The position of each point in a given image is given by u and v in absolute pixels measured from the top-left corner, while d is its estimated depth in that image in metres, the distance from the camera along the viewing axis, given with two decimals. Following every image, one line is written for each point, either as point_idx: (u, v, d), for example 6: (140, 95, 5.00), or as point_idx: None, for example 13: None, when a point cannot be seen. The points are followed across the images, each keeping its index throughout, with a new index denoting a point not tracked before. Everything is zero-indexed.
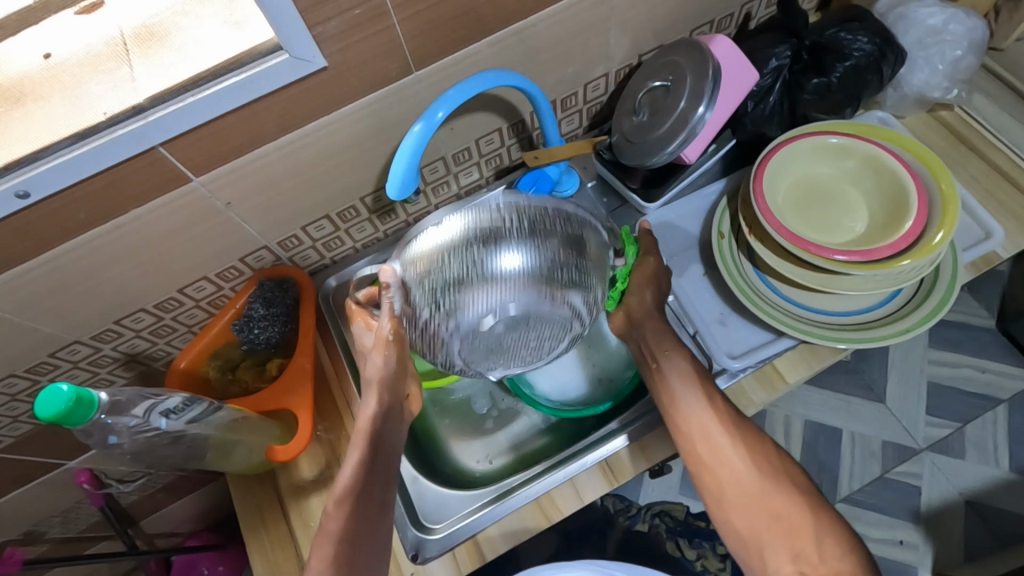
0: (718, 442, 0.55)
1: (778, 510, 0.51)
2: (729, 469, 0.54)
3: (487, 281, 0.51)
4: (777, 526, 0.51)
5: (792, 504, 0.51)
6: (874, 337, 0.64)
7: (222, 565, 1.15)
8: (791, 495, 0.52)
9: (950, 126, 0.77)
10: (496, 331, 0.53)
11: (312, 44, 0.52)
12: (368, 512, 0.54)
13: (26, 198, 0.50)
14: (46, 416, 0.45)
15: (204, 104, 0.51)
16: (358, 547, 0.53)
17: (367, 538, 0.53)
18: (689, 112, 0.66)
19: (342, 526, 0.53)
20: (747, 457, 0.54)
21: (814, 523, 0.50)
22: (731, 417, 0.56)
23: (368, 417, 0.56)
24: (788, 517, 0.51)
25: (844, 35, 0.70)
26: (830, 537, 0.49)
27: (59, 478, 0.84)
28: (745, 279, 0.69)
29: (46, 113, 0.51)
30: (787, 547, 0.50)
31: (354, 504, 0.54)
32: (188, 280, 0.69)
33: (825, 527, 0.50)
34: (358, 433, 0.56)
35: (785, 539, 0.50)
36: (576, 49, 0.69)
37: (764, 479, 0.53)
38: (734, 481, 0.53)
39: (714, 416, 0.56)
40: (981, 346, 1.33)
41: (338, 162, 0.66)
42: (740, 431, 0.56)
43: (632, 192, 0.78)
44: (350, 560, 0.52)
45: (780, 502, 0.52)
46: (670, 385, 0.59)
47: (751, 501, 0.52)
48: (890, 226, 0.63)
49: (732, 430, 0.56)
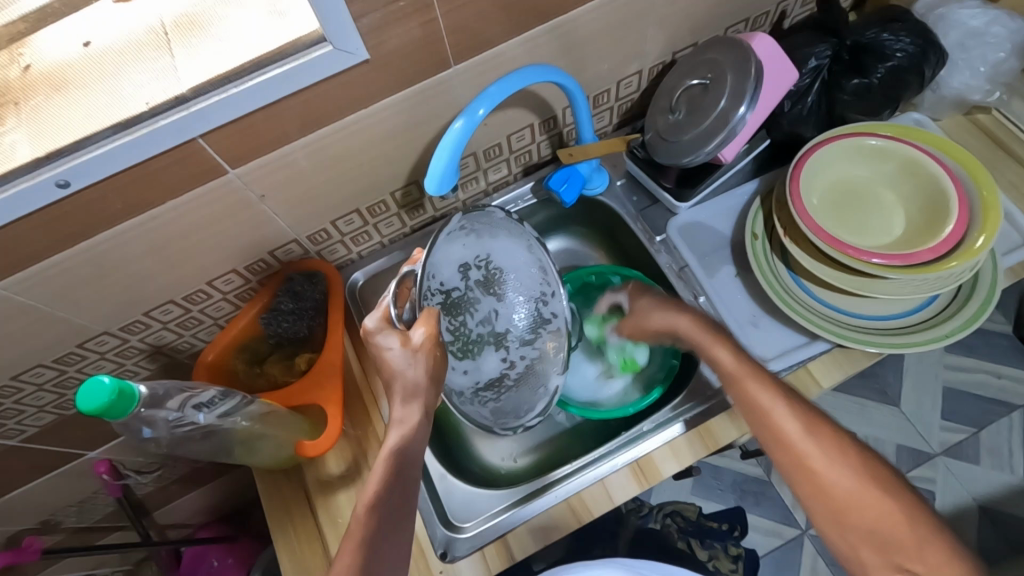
0: (799, 445, 0.51)
1: (867, 513, 0.48)
2: (813, 473, 0.50)
3: (458, 348, 0.66)
4: (867, 532, 0.48)
5: (885, 507, 0.48)
6: (910, 343, 0.63)
7: (231, 557, 1.11)
8: (880, 495, 0.48)
9: (986, 129, 0.76)
10: (452, 301, 0.64)
11: (356, 36, 0.51)
12: (396, 521, 0.50)
13: (66, 188, 0.49)
14: (88, 408, 0.45)
15: (245, 95, 0.50)
16: (381, 553, 0.48)
17: (388, 546, 0.49)
18: (730, 113, 0.65)
19: (364, 533, 0.49)
20: (830, 458, 0.50)
21: (907, 527, 0.47)
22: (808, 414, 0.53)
23: (408, 425, 0.54)
24: (879, 521, 0.48)
25: (886, 35, 0.69)
26: (923, 536, 0.47)
27: (77, 468, 0.84)
28: (778, 280, 0.68)
29: (88, 103, 0.50)
30: (889, 562, 0.47)
31: (381, 514, 0.50)
32: (217, 272, 0.68)
33: (921, 528, 0.47)
34: (386, 444, 0.53)
35: (879, 546, 0.47)
36: (613, 46, 0.69)
37: (851, 479, 0.49)
38: (818, 485, 0.50)
39: (793, 423, 0.52)
40: (997, 352, 1.32)
41: (370, 156, 0.65)
42: (817, 428, 0.52)
43: (664, 190, 0.77)
44: (373, 567, 0.47)
45: (868, 505, 0.48)
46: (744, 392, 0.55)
47: (841, 506, 0.49)
48: (929, 231, 0.62)
49: (810, 427, 0.52)
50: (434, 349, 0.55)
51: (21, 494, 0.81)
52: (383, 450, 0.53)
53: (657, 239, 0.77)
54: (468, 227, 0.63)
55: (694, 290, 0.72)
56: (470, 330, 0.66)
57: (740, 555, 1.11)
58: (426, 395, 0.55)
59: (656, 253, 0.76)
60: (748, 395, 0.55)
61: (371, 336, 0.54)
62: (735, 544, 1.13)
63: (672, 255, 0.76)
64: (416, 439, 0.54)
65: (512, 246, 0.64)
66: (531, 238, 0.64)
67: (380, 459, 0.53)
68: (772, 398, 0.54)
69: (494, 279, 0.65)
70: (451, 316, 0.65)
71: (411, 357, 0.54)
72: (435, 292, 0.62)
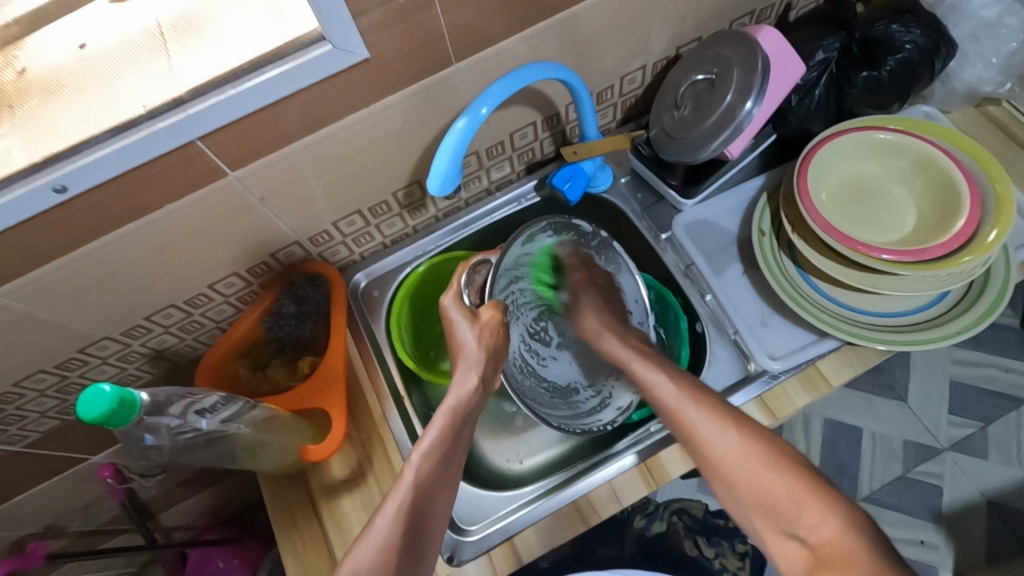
0: (699, 431, 0.56)
1: (748, 475, 0.53)
2: (712, 454, 0.55)
3: (538, 349, 0.77)
4: (763, 505, 0.52)
5: (756, 463, 0.53)
6: (916, 342, 0.62)
7: (236, 558, 1.10)
8: (773, 474, 0.52)
9: (998, 121, 0.75)
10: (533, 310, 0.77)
11: (356, 35, 0.50)
12: (448, 474, 0.56)
13: (64, 193, 0.49)
14: (89, 417, 0.44)
15: (244, 97, 0.50)
16: (429, 497, 0.54)
17: (439, 492, 0.55)
18: (736, 108, 0.64)
19: (418, 477, 0.54)
20: (729, 448, 0.54)
21: (799, 496, 0.50)
22: (712, 406, 0.57)
23: (467, 389, 0.61)
24: (771, 493, 0.51)
25: (895, 27, 0.68)
26: (813, 506, 0.49)
27: (80, 472, 0.83)
28: (787, 278, 0.67)
29: (85, 107, 0.49)
30: (778, 529, 0.51)
31: (435, 462, 0.56)
32: (219, 276, 0.68)
33: (813, 499, 0.49)
34: (446, 406, 0.60)
35: (772, 518, 0.51)
36: (617, 40, 0.67)
37: (743, 459, 0.53)
38: (738, 485, 0.53)
39: (683, 407, 0.58)
40: (1004, 346, 1.31)
41: (371, 157, 0.64)
42: (717, 417, 0.56)
43: (671, 188, 0.76)
44: (419, 513, 0.53)
45: (764, 481, 0.52)
46: (654, 391, 0.61)
47: (737, 483, 0.53)
48: (941, 227, 0.61)
49: (712, 418, 0.56)
50: (495, 330, 0.63)
51: (24, 499, 0.81)
52: (441, 407, 0.59)
53: (662, 236, 0.77)
54: (556, 231, 0.71)
55: (701, 289, 0.72)
56: (551, 337, 0.79)
57: (748, 551, 1.10)
58: (485, 367, 0.63)
59: (662, 252, 0.76)
60: (654, 389, 0.61)
61: (445, 311, 0.65)
62: (743, 540, 1.11)
63: (678, 253, 0.75)
64: (473, 401, 0.61)
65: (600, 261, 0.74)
66: (621, 260, 0.74)
67: (438, 414, 0.60)
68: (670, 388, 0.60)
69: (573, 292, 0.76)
70: (534, 320, 0.78)
71: (477, 332, 0.63)
72: (516, 295, 0.74)
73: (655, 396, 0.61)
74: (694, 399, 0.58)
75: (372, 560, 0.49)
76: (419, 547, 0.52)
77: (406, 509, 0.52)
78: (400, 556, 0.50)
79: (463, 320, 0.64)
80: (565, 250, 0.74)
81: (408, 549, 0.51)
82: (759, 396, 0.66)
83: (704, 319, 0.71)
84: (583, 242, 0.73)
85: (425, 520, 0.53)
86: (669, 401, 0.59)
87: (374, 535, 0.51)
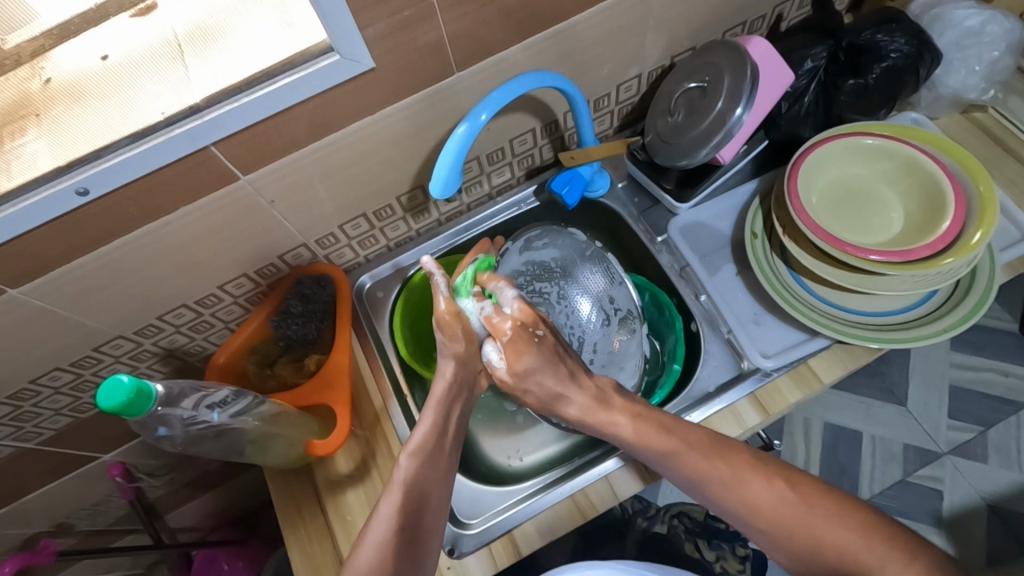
0: (732, 490, 0.54)
1: (794, 529, 0.51)
2: (762, 518, 0.53)
3: None
4: (827, 563, 0.50)
5: (805, 514, 0.51)
6: (904, 340, 0.64)
7: (242, 560, 1.12)
8: (840, 528, 0.50)
9: (985, 127, 0.77)
10: None
11: (362, 45, 0.53)
12: (437, 467, 0.57)
13: (85, 195, 0.51)
14: (108, 406, 0.47)
15: (255, 105, 0.52)
16: (422, 494, 0.55)
17: (432, 489, 0.56)
18: (727, 114, 0.67)
19: (411, 474, 0.56)
20: (768, 498, 0.53)
21: (865, 547, 0.49)
22: (752, 469, 0.54)
23: (447, 380, 0.60)
24: (847, 553, 0.49)
25: (881, 37, 0.70)
26: (891, 559, 0.48)
27: (91, 471, 0.85)
28: (778, 277, 0.69)
29: (104, 114, 0.52)
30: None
31: (424, 459, 0.57)
32: (229, 276, 0.70)
33: (887, 548, 0.48)
34: (433, 396, 0.60)
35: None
36: (612, 50, 0.70)
37: (785, 508, 0.52)
38: (784, 537, 0.52)
39: (716, 471, 0.55)
40: (1002, 350, 1.32)
41: (376, 161, 0.67)
42: (747, 467, 0.54)
43: (665, 191, 0.79)
44: (414, 511, 0.54)
45: (832, 542, 0.50)
46: (683, 468, 0.55)
47: (803, 548, 0.51)
48: (926, 228, 0.63)
49: (752, 476, 0.54)
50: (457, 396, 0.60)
51: (36, 496, 0.83)
52: (431, 400, 0.59)
53: (658, 239, 0.79)
54: (548, 235, 0.77)
55: (695, 289, 0.74)
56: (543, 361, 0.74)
57: (749, 555, 1.10)
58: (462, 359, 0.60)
59: (657, 254, 0.78)
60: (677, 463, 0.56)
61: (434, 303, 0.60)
62: (744, 544, 1.11)
63: (673, 255, 0.77)
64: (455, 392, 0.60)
65: (596, 269, 0.75)
66: (616, 269, 0.75)
67: (428, 410, 0.59)
68: (700, 459, 0.55)
69: (567, 294, 0.75)
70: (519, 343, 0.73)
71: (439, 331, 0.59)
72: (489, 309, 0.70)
73: (684, 471, 0.55)
74: (731, 466, 0.55)
75: (372, 558, 0.51)
76: (416, 539, 0.54)
77: (398, 510, 0.54)
78: (398, 550, 0.52)
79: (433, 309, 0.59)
80: (559, 257, 0.76)
81: (408, 544, 0.53)
82: (751, 392, 0.68)
83: (699, 319, 0.73)
84: (577, 249, 0.77)
85: (418, 517, 0.54)
86: (698, 471, 0.55)
87: (372, 534, 0.53)
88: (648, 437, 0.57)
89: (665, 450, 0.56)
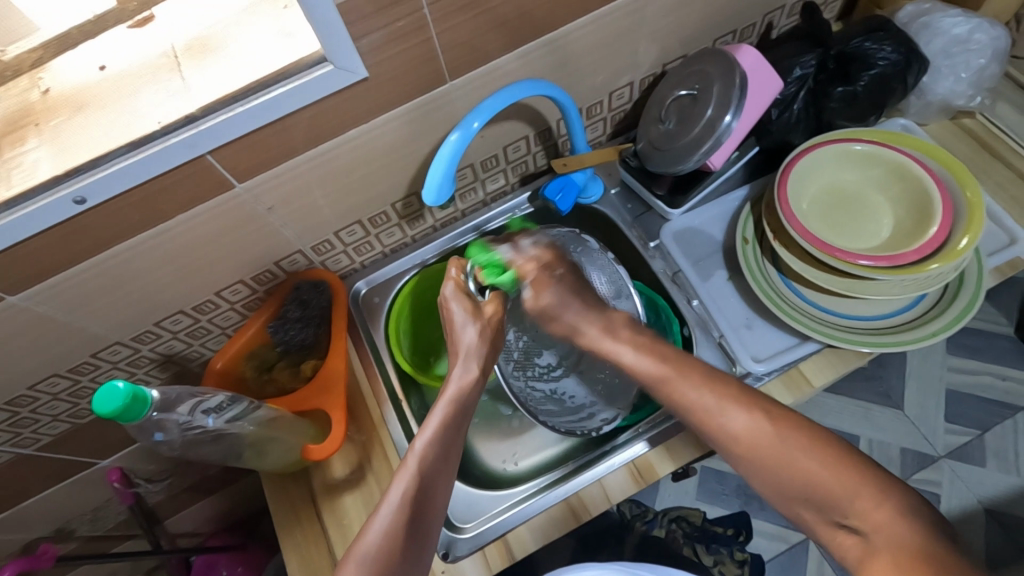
0: (715, 416, 0.54)
1: (779, 465, 0.50)
2: (744, 450, 0.52)
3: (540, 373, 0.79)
4: (812, 500, 0.48)
5: (795, 451, 0.49)
6: (895, 344, 0.64)
7: (241, 566, 1.12)
8: (822, 465, 0.48)
9: (973, 133, 0.78)
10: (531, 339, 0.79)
11: (356, 56, 0.54)
12: (447, 462, 0.57)
13: (82, 204, 0.52)
14: (104, 411, 0.48)
15: (250, 114, 0.53)
16: (426, 489, 0.55)
17: (440, 481, 0.56)
18: (717, 120, 0.67)
19: (419, 465, 0.56)
20: (755, 433, 0.51)
21: (850, 488, 0.46)
22: (735, 399, 0.54)
23: (465, 380, 0.63)
24: (818, 483, 0.47)
25: (869, 44, 0.72)
26: (868, 497, 0.45)
27: (89, 477, 0.86)
28: (769, 283, 0.70)
29: (103, 123, 0.53)
30: (829, 520, 0.47)
31: (436, 451, 0.57)
32: (225, 283, 0.71)
33: (865, 487, 0.46)
34: (446, 395, 0.61)
35: (823, 513, 0.47)
36: (605, 57, 0.71)
37: (772, 443, 0.50)
38: (768, 472, 0.50)
39: (708, 405, 0.54)
40: (999, 354, 1.32)
41: (371, 169, 0.68)
42: (734, 396, 0.54)
43: (657, 198, 0.80)
44: (417, 506, 0.54)
45: (807, 474, 0.48)
46: (674, 394, 0.57)
47: (779, 480, 0.50)
48: (916, 233, 0.64)
49: (738, 410, 0.53)
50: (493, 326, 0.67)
51: (35, 502, 0.83)
52: (443, 397, 0.61)
53: (651, 245, 0.80)
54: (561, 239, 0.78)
55: (687, 294, 0.75)
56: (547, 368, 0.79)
57: (746, 559, 1.12)
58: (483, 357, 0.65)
59: (650, 259, 0.79)
60: (676, 395, 0.57)
61: (446, 302, 0.67)
62: (742, 548, 1.14)
63: (666, 260, 0.78)
64: (473, 392, 0.63)
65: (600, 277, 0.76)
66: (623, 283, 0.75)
67: (438, 406, 0.61)
68: (694, 393, 0.56)
69: None
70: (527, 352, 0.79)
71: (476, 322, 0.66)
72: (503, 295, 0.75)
73: (676, 396, 0.56)
74: (716, 395, 0.55)
75: (379, 553, 0.51)
76: (421, 535, 0.53)
77: (403, 504, 0.53)
78: (404, 540, 0.52)
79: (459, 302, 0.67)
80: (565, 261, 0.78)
81: (410, 536, 0.52)
82: None
83: (691, 323, 0.73)
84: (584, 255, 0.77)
85: (423, 513, 0.54)
86: (690, 403, 0.56)
87: (377, 524, 0.52)
88: (644, 364, 0.61)
89: (665, 378, 0.58)
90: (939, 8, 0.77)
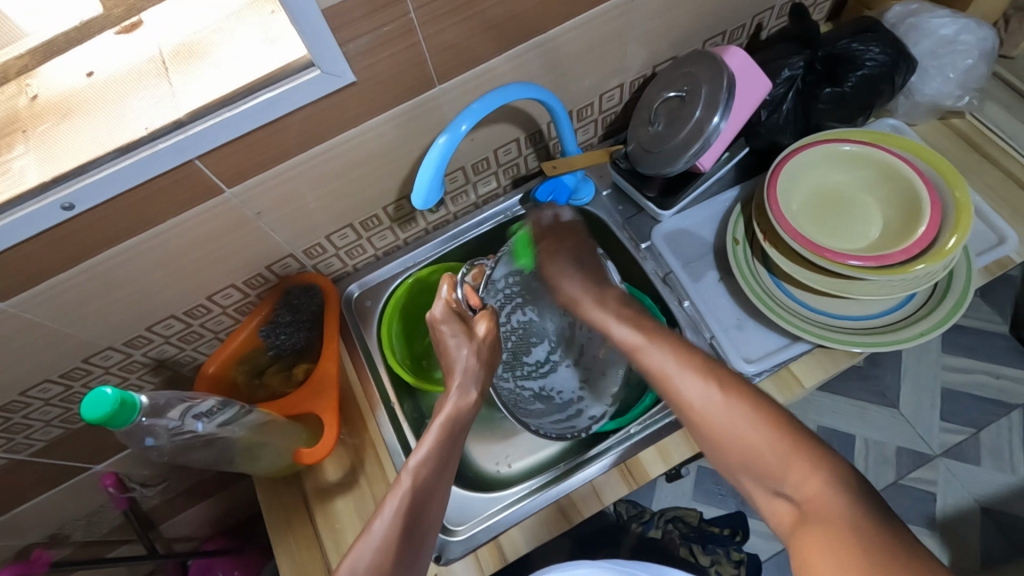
0: (674, 384, 0.57)
1: (725, 431, 0.52)
2: (696, 417, 0.54)
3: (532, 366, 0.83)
4: (751, 468, 0.50)
5: (740, 420, 0.51)
6: (884, 344, 0.64)
7: (237, 569, 1.10)
8: (766, 435, 0.50)
9: (962, 133, 0.78)
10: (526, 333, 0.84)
11: (343, 60, 0.54)
12: (442, 482, 0.58)
13: (70, 210, 0.52)
14: (92, 417, 0.48)
15: (238, 119, 0.53)
16: (421, 506, 0.55)
17: (433, 501, 0.56)
18: (705, 122, 0.67)
19: (415, 482, 0.56)
20: (709, 403, 0.54)
21: (788, 458, 0.48)
22: (697, 370, 0.57)
23: (461, 404, 0.64)
24: (758, 450, 0.50)
25: (856, 45, 0.72)
26: (803, 466, 0.47)
27: (83, 482, 0.86)
28: (759, 283, 0.70)
29: (91, 130, 0.53)
30: (766, 488, 0.49)
31: (431, 468, 0.58)
32: (216, 288, 0.71)
33: (801, 456, 0.47)
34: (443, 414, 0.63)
35: (759, 480, 0.49)
36: (594, 60, 0.71)
37: (722, 411, 0.53)
38: (715, 440, 0.53)
39: (671, 375, 0.58)
40: (993, 352, 1.32)
41: (362, 172, 0.68)
42: (694, 367, 0.57)
43: (648, 200, 0.80)
44: (410, 521, 0.54)
45: (747, 441, 0.50)
46: (640, 360, 0.62)
47: (721, 445, 0.52)
48: (904, 234, 0.64)
49: (695, 380, 0.56)
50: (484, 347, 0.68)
51: (28, 507, 0.83)
52: (439, 416, 0.62)
53: (642, 246, 0.80)
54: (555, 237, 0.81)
55: (679, 295, 0.75)
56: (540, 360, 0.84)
57: (742, 559, 1.12)
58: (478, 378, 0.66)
59: (642, 260, 0.79)
60: (645, 364, 0.61)
61: (437, 324, 0.68)
62: (738, 549, 1.13)
63: (658, 261, 0.78)
64: (468, 415, 0.64)
65: None
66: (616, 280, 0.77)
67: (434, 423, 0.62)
68: (660, 358, 0.60)
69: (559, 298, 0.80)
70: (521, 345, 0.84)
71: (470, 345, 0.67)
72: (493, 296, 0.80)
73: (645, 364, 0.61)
74: (679, 364, 0.58)
75: (372, 560, 0.50)
76: (415, 547, 0.54)
77: (397, 517, 0.54)
78: (399, 548, 0.52)
79: (451, 328, 0.68)
80: None
81: (405, 549, 0.53)
82: None
83: (683, 324, 0.73)
84: None
85: (416, 527, 0.54)
86: (654, 369, 0.60)
87: (372, 537, 0.52)
88: (624, 333, 0.66)
89: (640, 346, 0.63)
90: (927, 8, 0.77)
